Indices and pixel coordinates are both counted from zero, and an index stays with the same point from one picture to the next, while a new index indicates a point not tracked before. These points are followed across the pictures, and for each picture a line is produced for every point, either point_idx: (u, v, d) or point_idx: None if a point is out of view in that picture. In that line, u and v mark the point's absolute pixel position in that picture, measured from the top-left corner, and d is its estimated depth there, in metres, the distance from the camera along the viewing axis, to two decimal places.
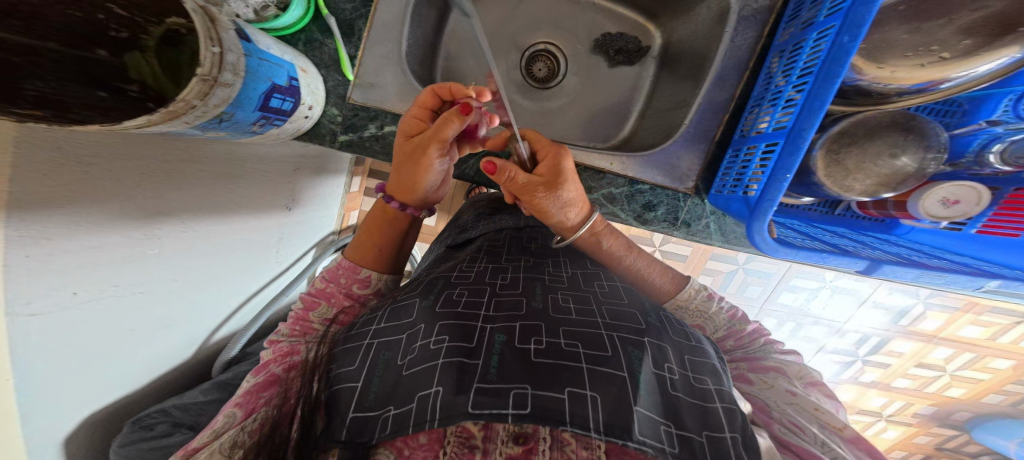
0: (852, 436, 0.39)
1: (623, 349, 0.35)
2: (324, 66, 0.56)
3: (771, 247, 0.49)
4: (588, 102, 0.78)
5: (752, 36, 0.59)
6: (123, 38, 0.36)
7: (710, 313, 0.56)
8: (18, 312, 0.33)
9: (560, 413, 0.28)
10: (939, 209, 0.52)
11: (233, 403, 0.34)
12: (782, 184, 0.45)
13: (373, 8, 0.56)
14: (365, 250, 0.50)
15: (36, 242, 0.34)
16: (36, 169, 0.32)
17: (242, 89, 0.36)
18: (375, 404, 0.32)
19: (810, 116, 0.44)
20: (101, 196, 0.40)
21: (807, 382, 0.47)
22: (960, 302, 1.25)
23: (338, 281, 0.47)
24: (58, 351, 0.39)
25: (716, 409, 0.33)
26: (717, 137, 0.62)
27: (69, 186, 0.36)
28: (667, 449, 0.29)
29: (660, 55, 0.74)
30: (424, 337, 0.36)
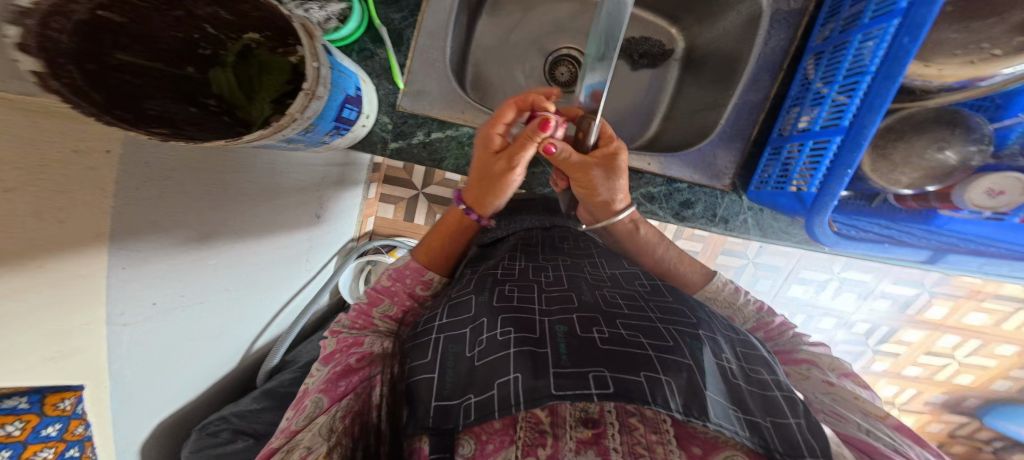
0: (894, 425, 0.37)
1: (683, 339, 0.31)
2: (375, 75, 0.60)
3: (830, 240, 0.52)
4: (614, 106, 0.76)
5: (784, 39, 0.61)
6: (207, 55, 0.37)
7: (739, 305, 0.52)
8: (114, 322, 0.38)
9: (642, 392, 0.25)
10: (984, 200, 0.52)
11: (318, 390, 0.35)
12: (844, 179, 0.47)
13: (420, 17, 0.59)
14: (432, 250, 0.48)
15: (128, 255, 0.37)
16: (132, 183, 0.34)
17: (326, 102, 0.40)
18: (454, 393, 0.29)
19: (870, 114, 0.45)
20: (174, 208, 0.42)
21: (840, 373, 0.44)
22: (964, 290, 1.28)
23: (405, 280, 0.45)
24: (137, 360, 0.44)
25: (777, 397, 0.29)
26: (752, 136, 0.64)
27: (152, 199, 0.38)
28: (740, 432, 0.25)
29: (684, 58, 0.74)
30: (491, 329, 0.32)
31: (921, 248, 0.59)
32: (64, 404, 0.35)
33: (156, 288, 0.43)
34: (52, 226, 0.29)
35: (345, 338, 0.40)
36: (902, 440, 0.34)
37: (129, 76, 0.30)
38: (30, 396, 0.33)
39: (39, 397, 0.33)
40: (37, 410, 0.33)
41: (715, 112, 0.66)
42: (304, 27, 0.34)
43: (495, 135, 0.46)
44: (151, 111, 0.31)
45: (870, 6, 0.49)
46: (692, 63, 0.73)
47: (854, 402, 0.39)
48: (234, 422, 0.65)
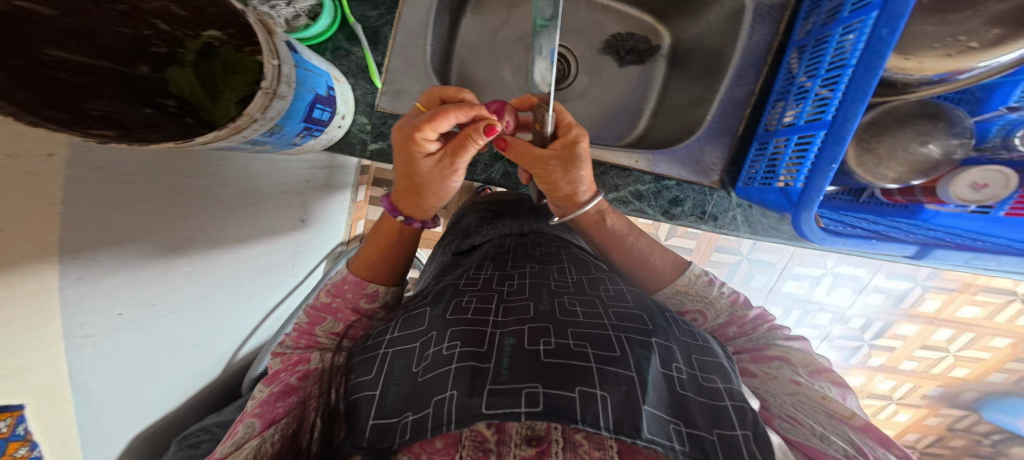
0: (860, 425, 0.35)
1: (631, 349, 0.35)
2: (352, 75, 0.58)
3: (818, 236, 0.51)
4: (602, 102, 0.75)
5: (768, 33, 0.60)
6: (163, 53, 0.35)
7: (711, 298, 0.52)
8: (75, 334, 0.36)
9: (571, 411, 0.29)
10: (969, 194, 0.52)
11: (253, 414, 0.34)
12: (829, 174, 0.46)
13: (397, 14, 0.58)
14: (370, 265, 0.47)
15: (85, 264, 0.36)
16: (82, 187, 0.33)
17: (292, 101, 0.39)
18: (394, 411, 0.32)
19: (852, 107, 0.44)
20: (135, 214, 0.40)
21: (813, 370, 0.42)
22: (956, 283, 1.29)
23: (344, 295, 0.45)
24: (106, 376, 0.42)
25: (726, 406, 0.33)
26: (739, 132, 0.63)
27: (105, 204, 0.36)
28: (677, 447, 0.29)
29: (671, 54, 0.73)
30: (438, 343, 0.36)
31: (908, 243, 0.56)
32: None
33: (122, 298, 0.42)
34: None
35: (289, 355, 0.41)
36: (863, 444, 0.33)
37: (70, 76, 0.28)
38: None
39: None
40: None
41: (701, 108, 0.64)
42: (263, 25, 0.33)
43: (427, 141, 0.41)
44: (96, 111, 0.29)
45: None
46: (678, 59, 0.71)
47: (820, 403, 0.37)
48: (215, 432, 0.61)
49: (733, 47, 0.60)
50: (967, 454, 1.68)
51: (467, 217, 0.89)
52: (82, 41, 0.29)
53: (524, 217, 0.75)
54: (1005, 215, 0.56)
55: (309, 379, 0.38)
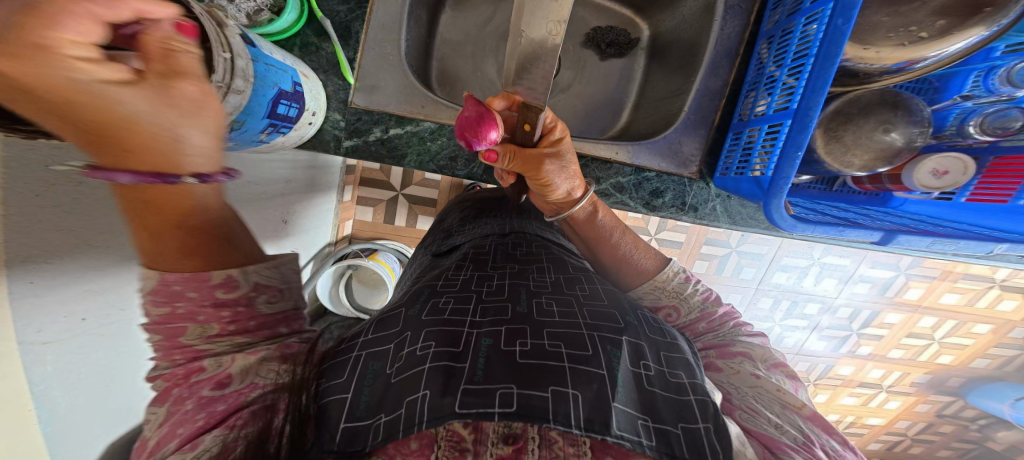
0: (809, 414, 0.36)
1: (603, 347, 0.36)
2: (322, 71, 0.57)
3: (790, 223, 0.51)
4: (583, 96, 0.74)
5: (739, 24, 0.60)
6: None
7: (686, 295, 0.53)
8: (31, 341, 0.34)
9: (544, 410, 0.29)
10: (932, 181, 0.53)
11: (175, 434, 0.28)
12: (795, 162, 0.46)
13: (368, 9, 0.57)
14: (194, 252, 0.30)
15: (37, 269, 0.35)
16: (28, 187, 0.32)
17: (251, 98, 0.38)
18: (366, 414, 0.31)
19: (814, 95, 0.44)
20: (88, 215, 0.39)
21: (771, 365, 0.43)
22: (938, 271, 1.30)
23: (185, 296, 0.30)
24: (72, 383, 0.40)
25: (690, 401, 0.33)
26: (715, 123, 0.62)
27: (53, 206, 0.35)
28: (645, 442, 0.29)
29: (650, 47, 0.72)
30: (412, 344, 0.36)
31: (873, 229, 0.58)
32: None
33: (86, 305, 0.42)
34: None
35: (174, 368, 0.30)
36: (811, 432, 0.34)
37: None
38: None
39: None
40: None
41: (677, 99, 0.64)
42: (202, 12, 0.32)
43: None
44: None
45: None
46: (656, 51, 0.71)
47: (774, 395, 0.38)
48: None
49: (708, 37, 0.60)
50: (955, 439, 1.70)
51: (450, 216, 0.89)
52: None
53: (508, 216, 0.75)
54: (966, 200, 0.57)
55: (232, 384, 0.30)
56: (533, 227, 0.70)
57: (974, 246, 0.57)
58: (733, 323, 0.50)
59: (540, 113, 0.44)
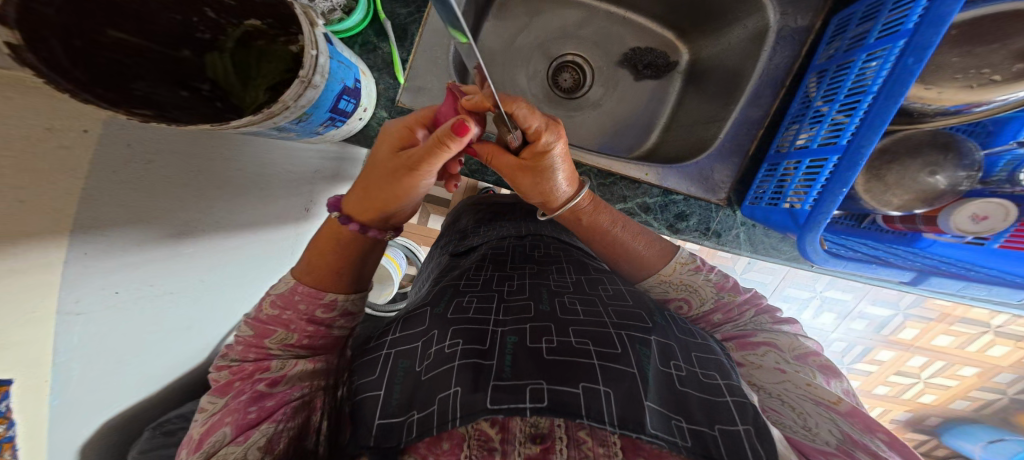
0: (846, 411, 0.35)
1: (631, 346, 0.36)
2: (377, 69, 0.59)
3: (822, 257, 0.53)
4: (614, 114, 0.76)
5: (789, 56, 0.60)
6: (205, 39, 0.38)
7: (696, 286, 0.51)
8: (68, 311, 0.35)
9: (576, 407, 0.30)
10: (968, 225, 0.53)
11: (225, 421, 0.33)
12: (838, 198, 0.48)
13: (426, 13, 0.59)
14: (317, 274, 0.40)
15: (94, 240, 0.36)
16: (106, 165, 0.35)
17: (322, 92, 0.39)
18: (398, 411, 0.33)
19: (869, 134, 0.45)
20: (153, 194, 0.41)
21: (799, 355, 0.43)
22: (936, 313, 1.32)
23: (296, 306, 0.38)
24: (93, 355, 0.40)
25: (726, 402, 0.33)
26: (750, 152, 0.64)
27: (129, 184, 0.38)
28: (679, 443, 0.29)
29: (688, 71, 0.73)
30: (440, 342, 0.38)
31: (907, 270, 0.60)
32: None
33: (122, 276, 0.41)
34: None
35: (242, 364, 0.37)
36: (849, 430, 0.33)
37: (120, 56, 0.30)
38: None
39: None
40: None
41: (712, 126, 0.66)
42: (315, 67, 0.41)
43: None
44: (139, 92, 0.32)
45: (876, 27, 0.49)
46: (694, 76, 0.73)
47: (801, 390, 0.37)
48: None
49: (753, 67, 0.62)
50: None
51: (464, 217, 0.90)
52: (136, 25, 0.31)
53: (523, 220, 0.76)
54: (999, 247, 0.57)
55: (280, 385, 0.36)
56: (547, 230, 0.71)
57: (1007, 294, 0.58)
58: (751, 312, 0.49)
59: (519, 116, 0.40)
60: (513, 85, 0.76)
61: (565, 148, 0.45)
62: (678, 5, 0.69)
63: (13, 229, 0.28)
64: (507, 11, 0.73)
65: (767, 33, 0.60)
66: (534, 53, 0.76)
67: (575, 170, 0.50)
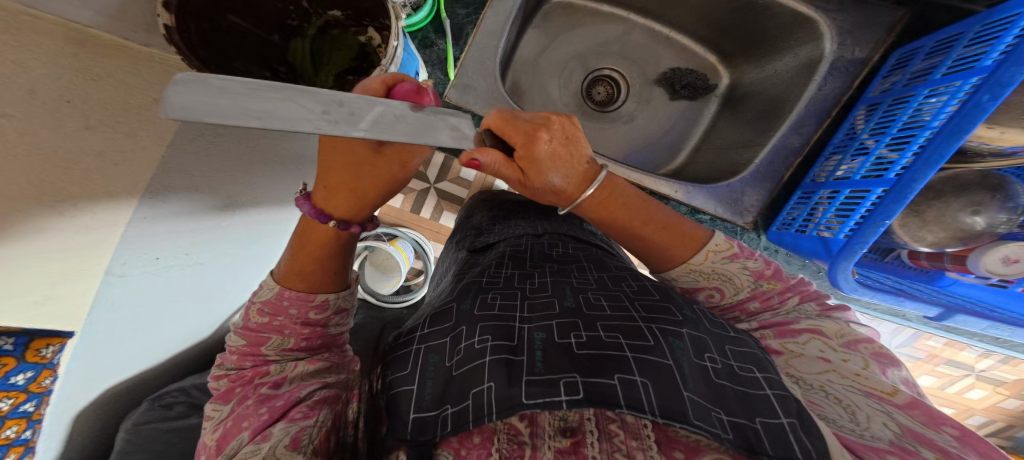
0: (904, 402, 0.32)
1: (664, 338, 0.36)
2: (431, 64, 0.64)
3: (851, 286, 0.56)
4: (644, 130, 0.78)
5: (840, 87, 0.60)
6: (292, 25, 0.43)
7: (731, 275, 0.46)
8: (112, 271, 0.40)
9: (614, 397, 0.30)
10: (998, 266, 0.53)
11: (245, 427, 0.34)
12: (879, 229, 0.49)
13: (481, 17, 0.61)
14: (308, 277, 0.41)
15: (148, 204, 0.39)
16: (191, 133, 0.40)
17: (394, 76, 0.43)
18: (432, 405, 0.34)
19: (925, 168, 0.45)
20: (193, 168, 0.44)
21: (848, 342, 0.39)
22: (924, 354, 1.27)
23: (287, 312, 0.40)
24: (116, 316, 0.44)
25: (767, 395, 0.32)
26: (784, 180, 0.65)
27: (191, 155, 0.42)
28: (721, 434, 0.28)
29: (726, 96, 0.74)
30: (469, 338, 0.38)
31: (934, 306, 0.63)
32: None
33: (159, 246, 0.46)
34: (94, 156, 0.31)
35: (241, 371, 0.39)
36: (909, 426, 0.30)
37: None
38: (21, 339, 0.33)
39: (26, 341, 0.33)
40: (19, 354, 0.32)
41: (749, 151, 0.67)
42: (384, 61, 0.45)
43: None
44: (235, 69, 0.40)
45: (947, 60, 0.50)
46: (732, 100, 0.73)
47: (848, 382, 0.34)
48: (192, 395, 0.67)
49: (800, 96, 0.62)
50: None
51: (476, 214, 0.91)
52: None
53: (539, 220, 0.75)
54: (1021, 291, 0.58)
55: (284, 386, 0.38)
56: (564, 227, 0.72)
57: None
58: (795, 300, 0.45)
59: (483, 152, 0.38)
60: (547, 92, 0.77)
61: (549, 147, 0.41)
62: (728, 29, 0.69)
63: (76, 181, 0.31)
64: (551, 19, 0.74)
65: (820, 63, 0.60)
66: (576, 63, 0.77)
67: (577, 166, 0.44)
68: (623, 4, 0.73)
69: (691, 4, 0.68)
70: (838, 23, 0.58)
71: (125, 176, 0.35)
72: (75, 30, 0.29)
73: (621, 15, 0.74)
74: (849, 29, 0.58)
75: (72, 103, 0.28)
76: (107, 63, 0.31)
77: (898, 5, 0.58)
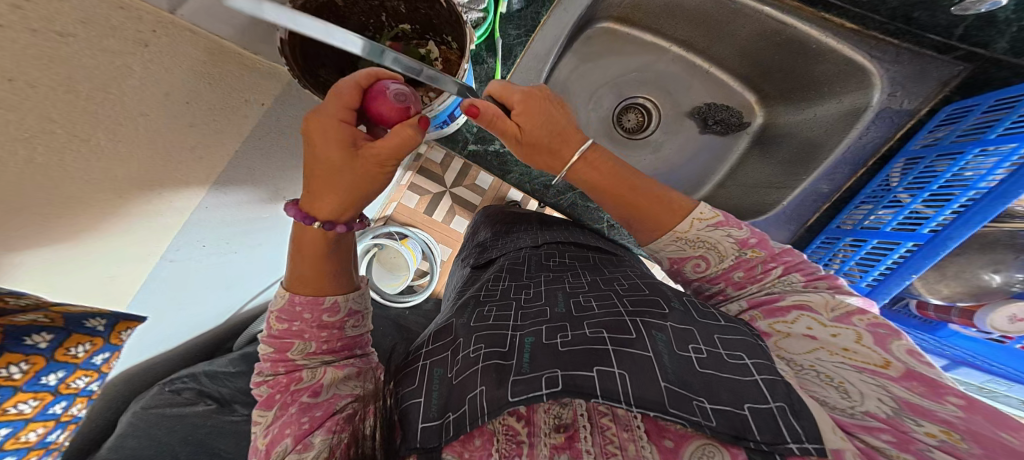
0: (900, 374, 0.29)
1: (647, 331, 0.34)
2: (479, 81, 0.66)
3: None
4: (671, 160, 0.81)
5: (881, 137, 0.62)
6: (369, 36, 0.45)
7: (716, 243, 0.42)
8: (166, 256, 0.41)
9: (591, 388, 0.30)
10: (1004, 323, 0.58)
11: (285, 435, 0.34)
12: (904, 280, 0.60)
13: (531, 39, 0.64)
14: (311, 282, 0.41)
15: (212, 198, 0.40)
16: (262, 133, 0.42)
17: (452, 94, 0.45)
18: (437, 414, 0.34)
19: (964, 228, 0.54)
20: (254, 168, 0.45)
21: (841, 314, 0.35)
22: None
23: (302, 317, 0.40)
24: (152, 296, 0.45)
25: (755, 381, 0.29)
26: (809, 222, 0.69)
27: (261, 147, 0.43)
28: (702, 422, 0.27)
29: (758, 134, 0.76)
30: (466, 348, 0.38)
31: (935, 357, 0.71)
32: (75, 350, 0.25)
33: (210, 234, 0.46)
34: (187, 148, 0.32)
35: (277, 378, 0.38)
36: (914, 400, 0.27)
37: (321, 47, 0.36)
38: (107, 319, 0.28)
39: (113, 322, 0.28)
40: (105, 336, 0.27)
41: (776, 192, 0.70)
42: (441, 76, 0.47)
43: None
44: (321, 79, 0.41)
45: (1006, 120, 0.51)
46: (763, 139, 0.75)
47: (839, 358, 0.31)
48: (201, 383, 0.66)
49: (835, 144, 0.64)
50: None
51: (481, 231, 0.91)
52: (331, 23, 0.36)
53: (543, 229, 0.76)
54: None
55: (323, 393, 0.38)
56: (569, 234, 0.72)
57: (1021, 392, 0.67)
58: (779, 271, 0.41)
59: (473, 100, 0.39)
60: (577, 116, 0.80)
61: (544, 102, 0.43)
62: (770, 70, 0.70)
63: (163, 172, 0.32)
64: (593, 43, 0.75)
65: (865, 113, 0.61)
66: (613, 90, 0.80)
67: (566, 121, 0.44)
68: (668, 36, 0.74)
69: (735, 42, 0.68)
70: (892, 75, 0.58)
71: (203, 168, 0.36)
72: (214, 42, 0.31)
73: (661, 46, 0.76)
74: (902, 80, 0.58)
75: (190, 103, 0.30)
76: (224, 68, 0.32)
77: (958, 61, 0.55)
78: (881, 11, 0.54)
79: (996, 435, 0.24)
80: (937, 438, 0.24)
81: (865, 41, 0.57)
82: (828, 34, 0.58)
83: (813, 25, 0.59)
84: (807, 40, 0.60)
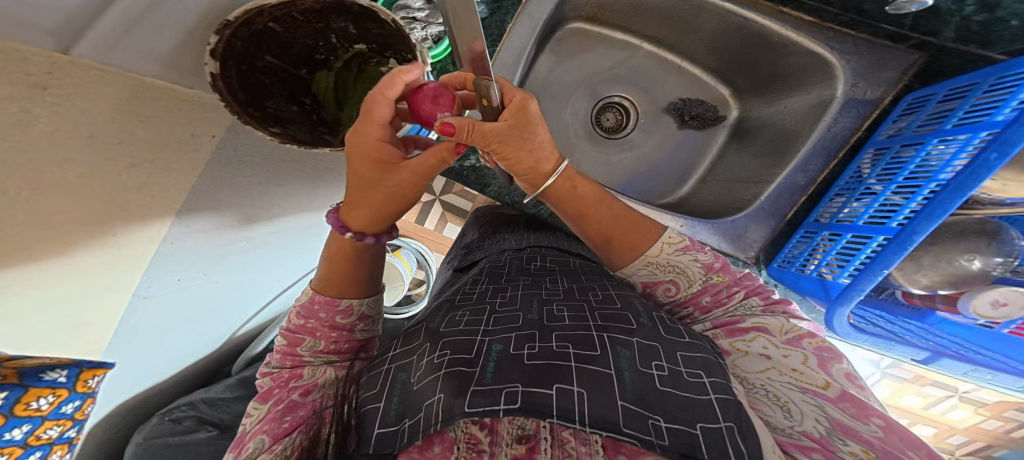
0: (837, 396, 0.30)
1: (612, 347, 0.34)
2: None
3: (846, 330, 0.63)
4: (650, 158, 0.81)
5: (851, 127, 0.62)
6: (321, 59, 0.45)
7: (682, 266, 0.43)
8: (138, 293, 0.42)
9: (547, 406, 0.29)
10: (987, 309, 0.58)
11: (261, 430, 0.34)
12: (875, 277, 0.55)
13: (497, 48, 0.64)
14: (340, 285, 0.42)
15: (176, 233, 0.41)
16: (220, 165, 0.42)
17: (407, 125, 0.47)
18: (394, 420, 0.34)
19: (926, 222, 0.50)
20: (223, 200, 0.45)
21: (792, 337, 0.37)
22: (909, 374, 1.17)
23: (319, 315, 0.41)
24: (131, 330, 0.46)
25: (710, 400, 0.29)
26: (788, 217, 0.70)
27: (224, 180, 0.44)
28: (655, 441, 0.27)
29: (735, 127, 0.75)
30: (430, 354, 0.38)
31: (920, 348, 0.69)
32: (38, 403, 0.26)
33: (185, 267, 0.47)
34: (134, 191, 0.33)
35: (280, 371, 0.39)
36: (836, 420, 0.28)
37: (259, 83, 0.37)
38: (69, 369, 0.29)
39: (75, 372, 0.29)
40: (69, 385, 0.28)
41: (754, 187, 0.70)
42: None
43: None
44: (269, 108, 0.41)
45: (962, 108, 0.50)
46: (740, 132, 0.75)
47: (786, 378, 0.33)
48: (201, 410, 0.67)
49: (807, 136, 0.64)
50: None
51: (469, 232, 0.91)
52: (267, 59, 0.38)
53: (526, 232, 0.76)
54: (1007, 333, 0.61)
55: (313, 393, 0.38)
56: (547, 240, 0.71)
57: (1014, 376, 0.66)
58: (742, 295, 0.43)
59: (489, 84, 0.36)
60: (552, 120, 0.80)
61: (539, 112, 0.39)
62: (739, 64, 0.69)
63: (113, 216, 0.32)
64: (563, 45, 0.73)
65: (833, 102, 0.60)
66: (586, 92, 0.80)
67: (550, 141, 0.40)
68: (635, 32, 0.73)
69: (701, 36, 0.68)
70: (853, 65, 0.57)
71: (161, 207, 0.37)
72: (143, 86, 0.31)
73: (631, 45, 0.75)
74: (862, 71, 0.57)
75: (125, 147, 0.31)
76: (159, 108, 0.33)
77: (913, 49, 0.55)
78: (835, 3, 0.55)
79: (904, 454, 0.25)
80: (859, 457, 0.24)
81: (824, 33, 0.57)
82: (789, 27, 0.58)
83: (772, 18, 0.58)
84: (769, 33, 0.60)
